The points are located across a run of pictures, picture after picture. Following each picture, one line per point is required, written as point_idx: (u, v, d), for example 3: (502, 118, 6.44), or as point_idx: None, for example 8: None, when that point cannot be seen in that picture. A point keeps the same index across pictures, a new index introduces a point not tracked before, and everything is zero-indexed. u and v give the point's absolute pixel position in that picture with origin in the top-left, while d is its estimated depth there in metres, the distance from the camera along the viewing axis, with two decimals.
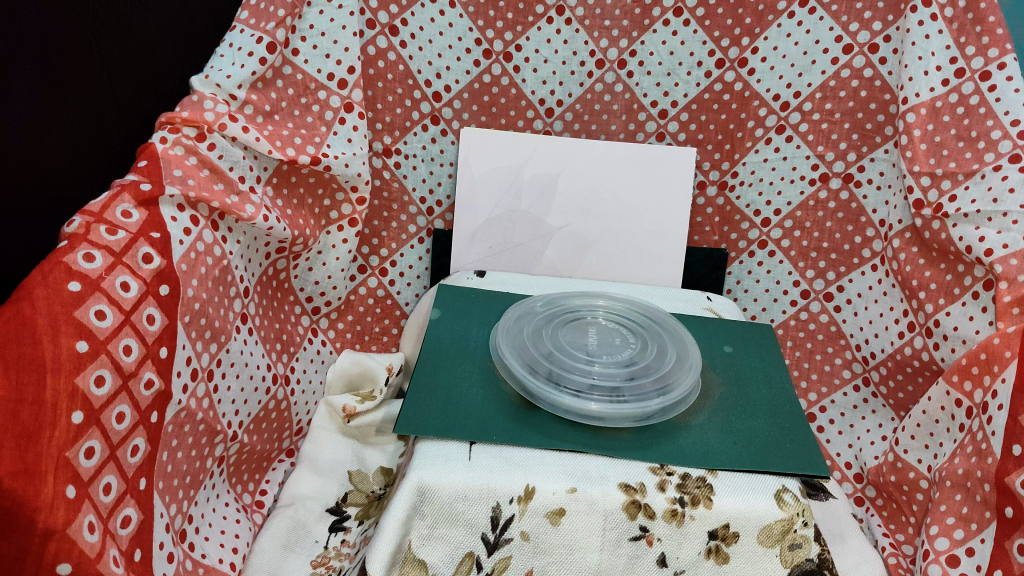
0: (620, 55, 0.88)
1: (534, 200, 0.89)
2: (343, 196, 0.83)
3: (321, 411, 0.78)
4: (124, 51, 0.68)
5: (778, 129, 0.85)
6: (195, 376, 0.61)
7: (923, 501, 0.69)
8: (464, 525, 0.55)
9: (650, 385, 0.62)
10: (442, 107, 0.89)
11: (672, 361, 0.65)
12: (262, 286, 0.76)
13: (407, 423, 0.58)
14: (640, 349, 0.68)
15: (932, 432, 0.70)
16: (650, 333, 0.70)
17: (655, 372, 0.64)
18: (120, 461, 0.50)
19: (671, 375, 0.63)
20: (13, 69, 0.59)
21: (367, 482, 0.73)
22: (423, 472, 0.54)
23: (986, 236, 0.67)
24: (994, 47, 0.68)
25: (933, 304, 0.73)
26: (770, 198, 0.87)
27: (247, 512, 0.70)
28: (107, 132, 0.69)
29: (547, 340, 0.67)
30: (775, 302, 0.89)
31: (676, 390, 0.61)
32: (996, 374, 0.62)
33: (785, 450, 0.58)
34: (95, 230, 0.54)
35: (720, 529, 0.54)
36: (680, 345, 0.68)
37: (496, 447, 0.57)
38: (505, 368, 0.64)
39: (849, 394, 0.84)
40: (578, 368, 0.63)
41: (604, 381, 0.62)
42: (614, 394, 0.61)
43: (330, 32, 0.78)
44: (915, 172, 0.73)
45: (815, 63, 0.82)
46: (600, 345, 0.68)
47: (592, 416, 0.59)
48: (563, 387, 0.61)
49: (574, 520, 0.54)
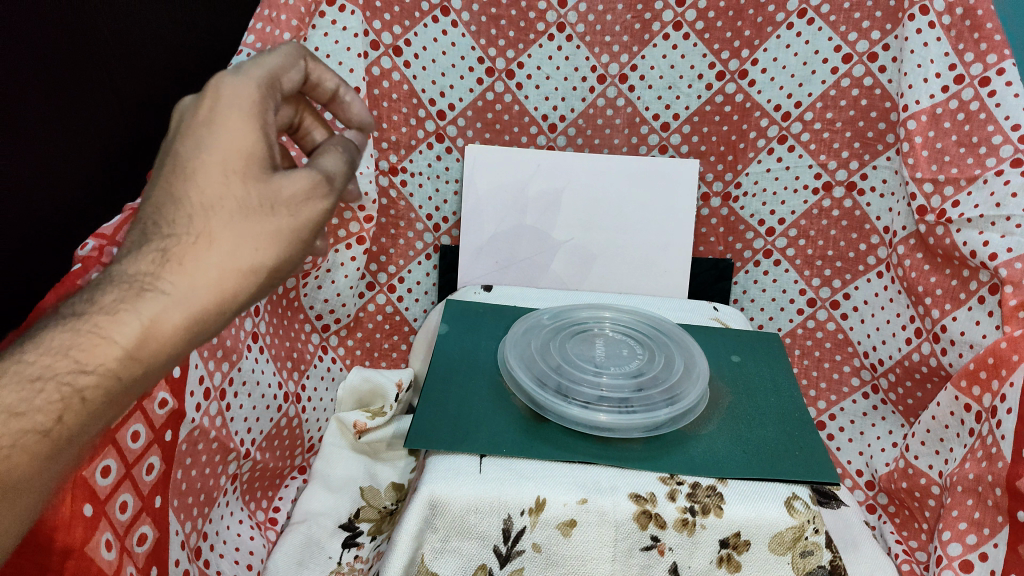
0: (621, 69, 0.88)
1: (539, 214, 0.90)
2: (350, 214, 0.84)
3: (333, 428, 0.79)
4: (133, 79, 0.70)
5: (780, 139, 0.86)
6: (207, 395, 0.62)
7: (935, 507, 0.69)
8: (476, 538, 0.55)
9: (656, 394, 0.63)
10: (447, 124, 0.90)
11: (680, 370, 0.66)
12: (273, 305, 0.77)
13: (417, 438, 0.59)
14: (648, 359, 0.68)
15: (942, 438, 0.70)
16: (657, 343, 0.70)
17: (662, 381, 0.64)
18: (136, 479, 0.51)
19: (680, 385, 0.64)
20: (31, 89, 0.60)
21: (378, 498, 0.73)
22: (435, 486, 0.55)
23: (990, 241, 0.67)
24: (993, 53, 0.68)
25: (939, 309, 0.73)
26: (774, 208, 0.88)
27: (261, 530, 0.71)
28: (118, 156, 0.71)
29: (555, 352, 0.68)
30: (781, 311, 0.90)
31: (682, 400, 0.62)
32: (1004, 378, 0.62)
33: (795, 458, 0.58)
34: (108, 252, 0.55)
35: (732, 537, 0.55)
36: (688, 355, 0.68)
37: (507, 459, 0.57)
38: (513, 381, 0.65)
39: (858, 402, 0.84)
40: (586, 379, 0.64)
41: (613, 393, 0.63)
42: (623, 405, 0.61)
43: (335, 54, 0.80)
44: (917, 178, 0.74)
45: (815, 73, 0.82)
46: (608, 357, 0.68)
47: (601, 427, 0.60)
48: (572, 399, 0.62)
49: (585, 531, 0.55)
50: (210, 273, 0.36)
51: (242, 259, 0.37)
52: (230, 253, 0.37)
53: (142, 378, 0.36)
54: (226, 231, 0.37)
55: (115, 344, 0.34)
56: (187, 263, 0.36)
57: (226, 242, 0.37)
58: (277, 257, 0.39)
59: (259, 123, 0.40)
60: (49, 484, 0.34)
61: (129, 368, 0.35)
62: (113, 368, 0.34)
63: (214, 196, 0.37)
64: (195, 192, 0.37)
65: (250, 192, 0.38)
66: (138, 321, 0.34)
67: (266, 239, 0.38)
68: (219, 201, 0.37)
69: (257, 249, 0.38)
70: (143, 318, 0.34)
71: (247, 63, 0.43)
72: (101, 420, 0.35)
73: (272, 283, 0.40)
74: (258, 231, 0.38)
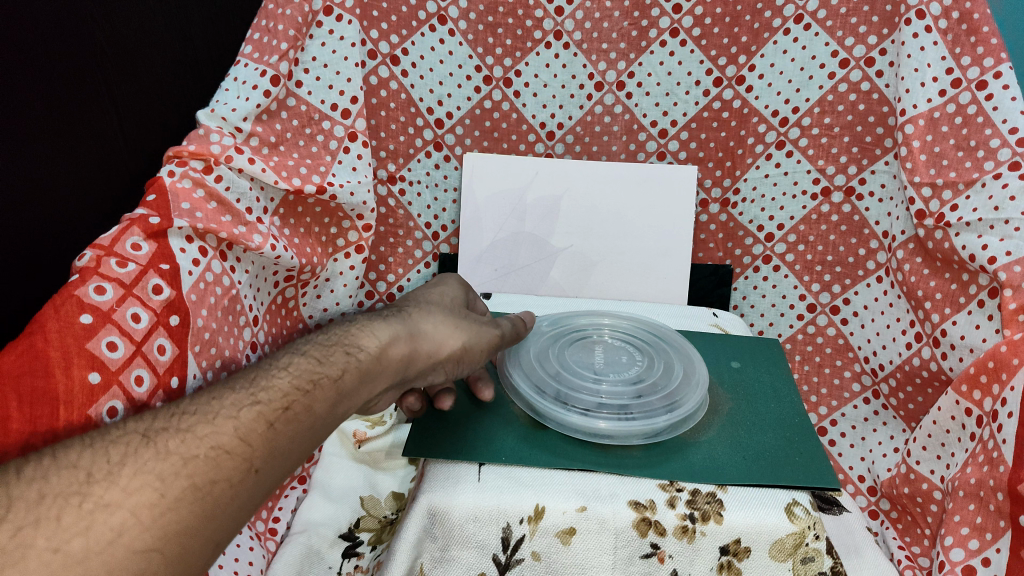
0: (618, 77, 0.89)
1: (537, 222, 0.90)
2: (349, 223, 0.83)
3: (333, 438, 0.79)
4: (132, 89, 0.71)
5: (778, 145, 0.86)
6: None
7: (937, 512, 0.69)
8: (475, 547, 0.55)
9: (660, 397, 0.63)
10: (445, 133, 0.90)
11: (680, 375, 0.66)
12: (271, 315, 0.74)
13: (416, 447, 0.59)
14: (646, 366, 0.68)
15: (944, 443, 0.70)
16: (656, 349, 0.70)
17: (662, 388, 0.64)
18: None
19: (679, 392, 0.64)
20: (22, 104, 0.61)
21: (378, 507, 0.73)
22: (434, 495, 0.55)
23: (989, 244, 0.67)
24: (989, 56, 0.68)
25: (938, 313, 0.73)
26: (773, 213, 0.88)
27: (261, 540, 0.70)
28: (117, 167, 0.71)
29: (555, 361, 0.68)
30: (781, 317, 0.90)
31: (683, 404, 0.62)
32: (1005, 381, 0.62)
33: (795, 464, 0.58)
34: (106, 263, 0.54)
35: (732, 544, 0.54)
36: (686, 361, 0.68)
37: (505, 467, 0.57)
38: (512, 389, 0.65)
39: (860, 407, 0.83)
40: (588, 386, 0.64)
41: (612, 400, 0.62)
42: (622, 412, 0.61)
43: (333, 64, 0.80)
44: (916, 182, 0.73)
45: (812, 79, 0.82)
46: (606, 363, 0.68)
47: (601, 434, 0.60)
48: (571, 406, 0.62)
49: (585, 539, 0.54)
50: (426, 330, 0.57)
51: (444, 327, 0.58)
52: (439, 325, 0.58)
53: (386, 378, 0.53)
54: (436, 316, 0.59)
55: (378, 347, 0.53)
56: (415, 321, 0.57)
57: (436, 318, 0.59)
58: (468, 337, 0.59)
59: (448, 288, 0.66)
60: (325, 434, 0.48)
61: (385, 361, 0.53)
62: (377, 358, 0.52)
63: (424, 303, 0.61)
64: (414, 302, 0.61)
65: (445, 306, 0.62)
66: (391, 337, 0.54)
67: (458, 323, 0.59)
68: (428, 304, 0.61)
69: (457, 326, 0.59)
70: (394, 333, 0.54)
71: (449, 274, 0.72)
72: (361, 398, 0.51)
73: (462, 357, 0.59)
74: (455, 318, 0.60)
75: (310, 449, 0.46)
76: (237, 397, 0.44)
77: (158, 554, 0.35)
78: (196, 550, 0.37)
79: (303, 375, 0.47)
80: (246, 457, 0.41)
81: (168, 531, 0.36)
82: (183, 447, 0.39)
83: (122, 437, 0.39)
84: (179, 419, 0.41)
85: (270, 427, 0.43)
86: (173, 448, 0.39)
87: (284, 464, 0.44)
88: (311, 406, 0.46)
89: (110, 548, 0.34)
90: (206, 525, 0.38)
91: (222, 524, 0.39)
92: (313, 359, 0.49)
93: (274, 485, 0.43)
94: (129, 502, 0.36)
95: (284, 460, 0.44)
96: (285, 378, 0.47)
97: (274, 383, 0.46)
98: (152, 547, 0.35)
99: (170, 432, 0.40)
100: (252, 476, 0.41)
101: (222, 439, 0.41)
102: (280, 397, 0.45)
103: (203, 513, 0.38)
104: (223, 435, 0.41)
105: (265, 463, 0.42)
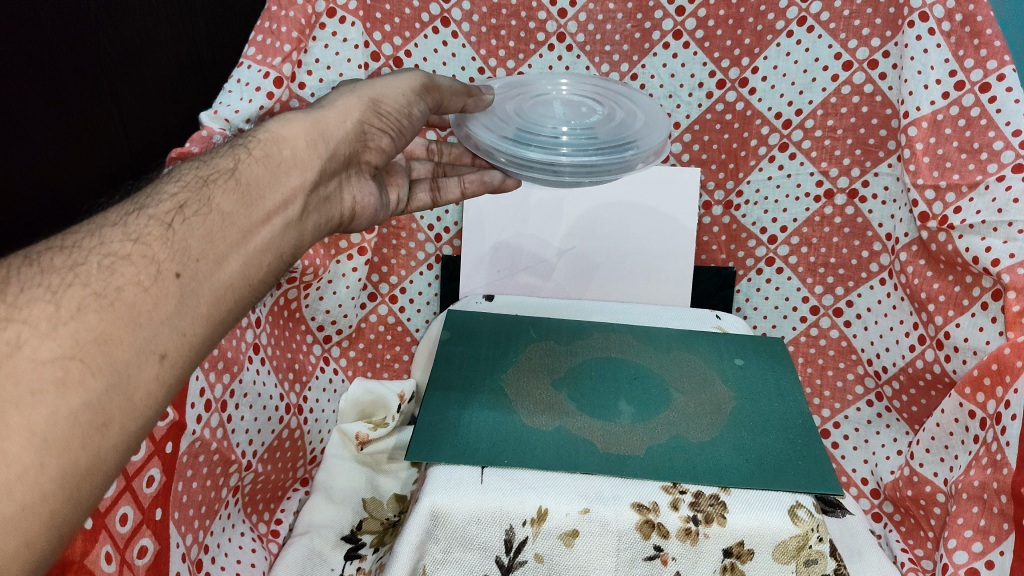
0: (621, 79, 0.89)
1: (540, 224, 0.90)
2: None
3: (334, 439, 0.78)
4: (140, 94, 0.71)
5: (781, 147, 0.86)
6: (208, 408, 0.63)
7: (940, 515, 0.69)
8: (478, 548, 0.55)
9: (622, 134, 0.66)
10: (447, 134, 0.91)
11: (640, 120, 0.69)
12: (273, 316, 0.77)
13: (418, 449, 0.58)
14: (606, 113, 0.70)
15: (947, 445, 0.70)
16: (615, 101, 0.72)
17: (624, 130, 0.67)
18: (137, 492, 0.54)
19: (638, 134, 0.67)
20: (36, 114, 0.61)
21: (381, 509, 0.73)
22: (436, 496, 0.55)
23: (992, 247, 0.67)
24: (993, 59, 0.67)
25: (942, 316, 0.73)
26: (776, 215, 0.88)
27: (263, 542, 0.71)
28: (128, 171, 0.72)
29: (510, 109, 0.68)
30: (784, 319, 0.90)
31: (645, 137, 0.66)
32: (1008, 384, 0.62)
33: (797, 468, 0.57)
34: None
35: (735, 546, 0.54)
36: (648, 114, 0.70)
37: (508, 470, 0.57)
38: (472, 134, 0.65)
39: (862, 410, 0.83)
40: (551, 126, 0.66)
41: (571, 138, 0.65)
42: (583, 149, 0.64)
43: (336, 66, 0.80)
44: (919, 185, 0.73)
45: (815, 80, 0.82)
46: (566, 111, 0.70)
47: (561, 170, 0.63)
48: (533, 144, 0.64)
49: (587, 541, 0.55)
50: (330, 103, 0.54)
51: (345, 94, 0.56)
52: (338, 102, 0.55)
53: (308, 158, 0.51)
54: (333, 95, 0.56)
55: (280, 131, 0.50)
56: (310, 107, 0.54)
57: (332, 97, 0.56)
58: (370, 100, 0.56)
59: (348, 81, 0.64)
60: (264, 231, 0.46)
61: (293, 143, 0.50)
62: (275, 148, 0.49)
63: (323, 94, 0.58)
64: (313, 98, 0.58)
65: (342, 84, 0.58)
66: (285, 123, 0.51)
67: (358, 91, 0.56)
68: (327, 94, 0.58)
69: (358, 93, 0.56)
70: (289, 121, 0.51)
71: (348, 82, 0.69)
72: (291, 189, 0.49)
73: (381, 108, 0.57)
74: (354, 88, 0.57)
75: (239, 245, 0.44)
76: (128, 208, 0.42)
77: (75, 363, 0.33)
78: (128, 357, 0.35)
79: (195, 179, 0.45)
80: (151, 258, 0.39)
81: (80, 338, 0.34)
82: (71, 260, 0.37)
83: (3, 263, 0.37)
84: (65, 239, 0.39)
85: (168, 227, 0.41)
86: (59, 264, 0.37)
87: (214, 263, 0.41)
88: (214, 202, 0.44)
89: (12, 361, 0.32)
90: (130, 331, 0.36)
91: (152, 328, 0.37)
92: (209, 164, 0.47)
93: (211, 284, 0.41)
94: (20, 315, 0.34)
95: (209, 258, 0.41)
96: (180, 184, 0.44)
97: (167, 190, 0.43)
98: (63, 358, 0.33)
99: (55, 250, 0.38)
100: (172, 280, 0.39)
101: (113, 246, 0.39)
102: (172, 200, 0.42)
103: (117, 317, 0.36)
104: (114, 243, 0.39)
105: (181, 259, 0.40)
